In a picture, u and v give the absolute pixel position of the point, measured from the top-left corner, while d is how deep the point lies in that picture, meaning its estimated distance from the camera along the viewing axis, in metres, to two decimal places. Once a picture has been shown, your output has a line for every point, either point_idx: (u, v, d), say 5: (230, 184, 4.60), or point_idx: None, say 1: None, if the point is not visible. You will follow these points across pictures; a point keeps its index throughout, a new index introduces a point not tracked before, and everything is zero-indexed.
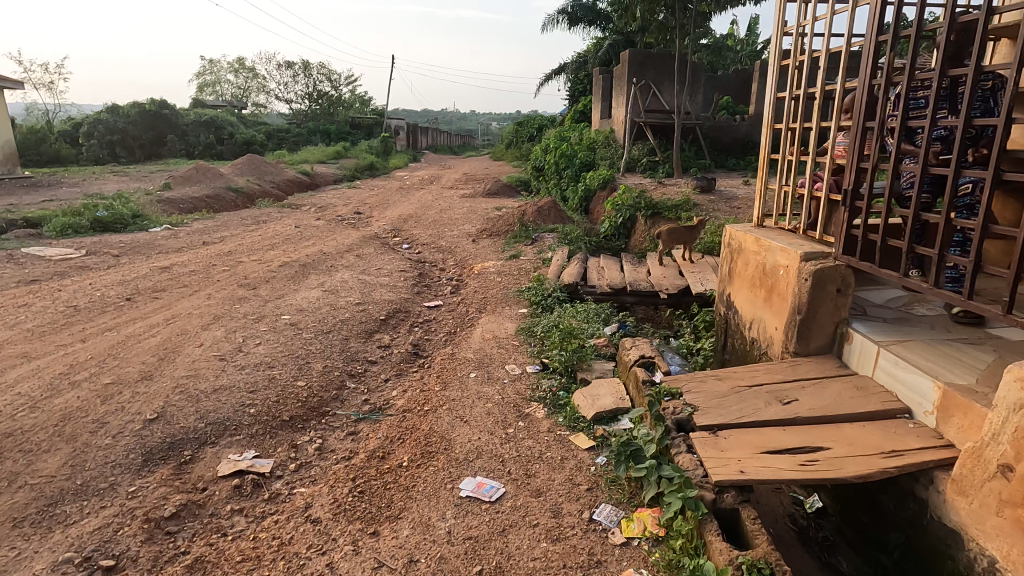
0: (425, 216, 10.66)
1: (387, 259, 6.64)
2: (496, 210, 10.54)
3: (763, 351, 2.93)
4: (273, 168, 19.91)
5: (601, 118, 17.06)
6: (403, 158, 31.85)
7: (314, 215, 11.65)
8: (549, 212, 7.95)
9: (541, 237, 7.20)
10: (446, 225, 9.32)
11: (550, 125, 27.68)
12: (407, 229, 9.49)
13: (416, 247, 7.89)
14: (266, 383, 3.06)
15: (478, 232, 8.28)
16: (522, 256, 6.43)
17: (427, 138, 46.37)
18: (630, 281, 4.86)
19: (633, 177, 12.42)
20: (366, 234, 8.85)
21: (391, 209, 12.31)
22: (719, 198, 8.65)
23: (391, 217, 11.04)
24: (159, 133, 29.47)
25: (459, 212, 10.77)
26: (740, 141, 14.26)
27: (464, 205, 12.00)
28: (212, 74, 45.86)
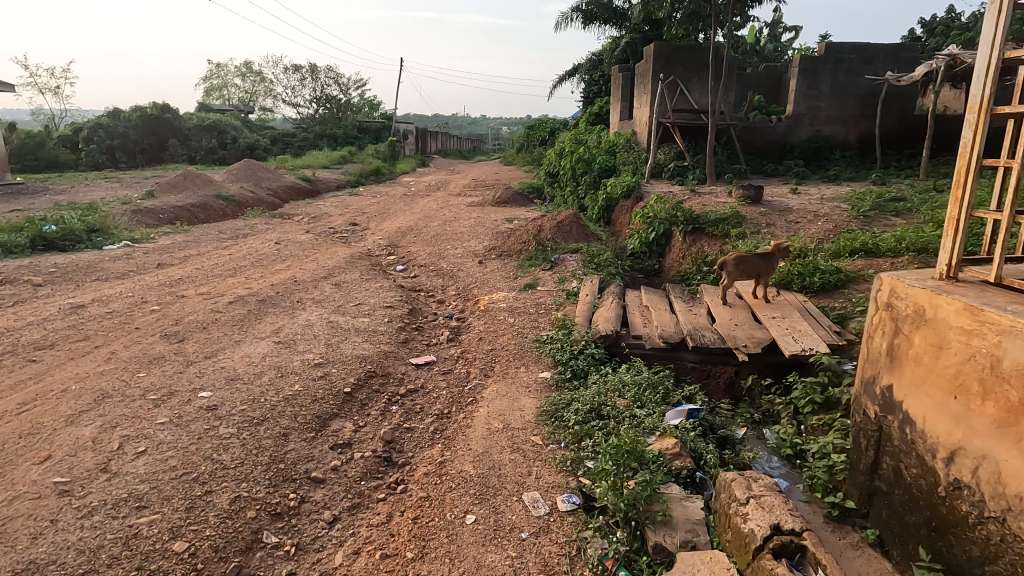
0: (426, 229, 9.44)
1: (374, 287, 5.43)
2: (506, 223, 9.32)
3: (985, 511, 1.66)
4: (271, 174, 18.81)
5: (621, 119, 15.80)
6: (410, 163, 30.78)
7: (304, 227, 10.47)
8: (570, 228, 6.67)
9: (562, 258, 5.95)
10: (449, 241, 8.09)
11: (563, 129, 26.46)
12: (405, 245, 8.27)
13: (412, 269, 6.67)
14: (116, 555, 1.80)
15: (485, 250, 7.06)
16: (540, 285, 5.17)
17: (436, 141, 45.32)
18: (690, 333, 3.59)
19: (659, 184, 11.16)
20: (356, 252, 7.66)
21: (392, 220, 11.14)
22: (770, 210, 7.34)
23: (390, 229, 9.85)
24: (161, 138, 28.61)
25: (466, 224, 9.55)
26: (777, 144, 12.96)
27: (470, 216, 10.78)
28: (218, 78, 45.14)
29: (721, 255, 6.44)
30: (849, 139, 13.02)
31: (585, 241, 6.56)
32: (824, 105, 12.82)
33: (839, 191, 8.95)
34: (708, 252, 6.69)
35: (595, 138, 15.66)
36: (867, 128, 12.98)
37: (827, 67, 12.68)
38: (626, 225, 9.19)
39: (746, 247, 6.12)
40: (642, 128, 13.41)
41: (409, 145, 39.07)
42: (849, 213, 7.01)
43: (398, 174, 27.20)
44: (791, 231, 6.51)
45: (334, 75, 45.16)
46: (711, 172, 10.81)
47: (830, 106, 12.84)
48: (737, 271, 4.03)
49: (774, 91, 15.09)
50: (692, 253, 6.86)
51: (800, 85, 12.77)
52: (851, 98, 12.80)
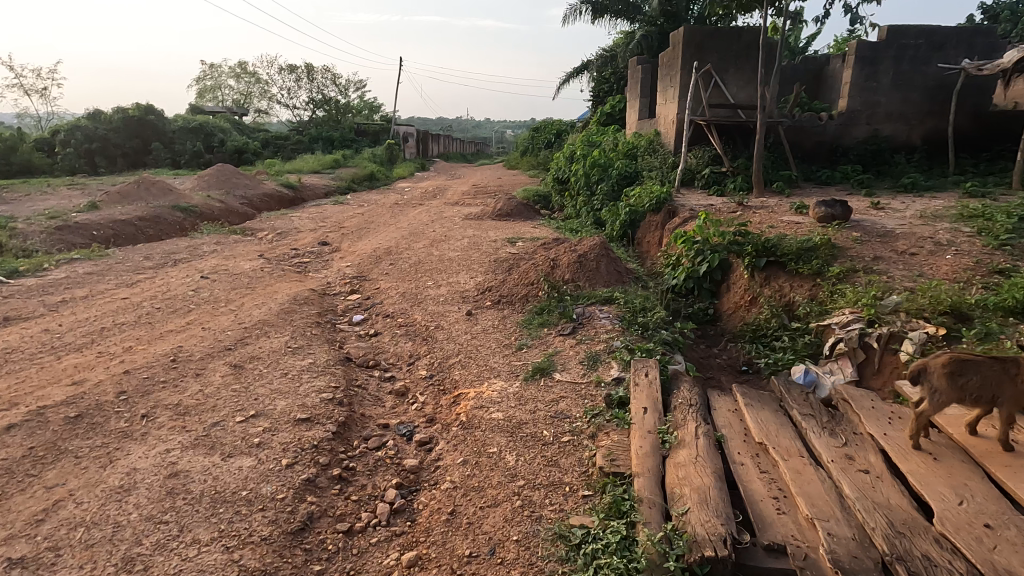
0: (406, 253, 7.53)
1: (298, 366, 3.50)
2: (509, 246, 7.40)
3: None
4: (248, 181, 16.93)
5: (641, 118, 13.95)
6: (408, 167, 28.94)
7: (261, 249, 8.56)
8: (596, 263, 4.70)
9: (592, 315, 4.03)
10: (432, 274, 6.18)
11: (571, 131, 24.73)
12: (376, 279, 6.35)
13: (376, 320, 4.80)
14: None
15: (477, 291, 5.13)
16: (559, 368, 3.28)
17: (437, 145, 43.51)
18: (899, 558, 1.67)
19: (693, 194, 9.24)
20: (307, 289, 5.76)
21: (370, 238, 9.23)
22: (867, 234, 5.39)
23: (363, 253, 7.94)
24: (144, 141, 26.77)
25: (457, 247, 7.61)
26: (828, 146, 11.11)
27: (464, 234, 8.86)
28: (212, 79, 43.56)
29: (813, 303, 4.50)
30: (913, 141, 11.09)
31: (619, 283, 4.62)
32: (884, 100, 10.91)
33: (934, 205, 7.01)
34: (792, 298, 4.74)
35: (609, 141, 13.74)
36: (934, 127, 11.03)
37: (889, 56, 10.78)
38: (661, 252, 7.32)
39: (858, 295, 4.16)
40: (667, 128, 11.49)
41: (409, 149, 37.23)
42: (982, 240, 5.08)
43: (394, 180, 25.32)
44: (913, 270, 4.57)
45: (331, 76, 43.48)
46: (758, 179, 8.88)
47: (891, 102, 10.92)
48: (953, 396, 2.08)
49: (823, 88, 13.18)
50: (766, 296, 4.95)
51: (855, 77, 10.87)
52: (916, 92, 10.88)
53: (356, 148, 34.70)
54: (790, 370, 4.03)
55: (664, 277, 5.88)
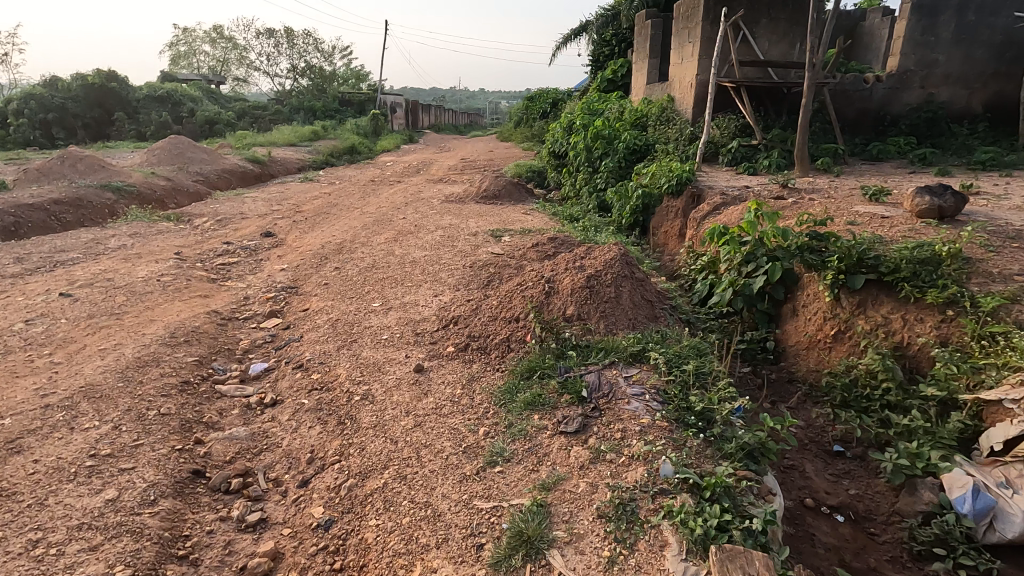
0: (361, 252, 5.87)
1: (72, 513, 1.95)
2: (493, 243, 5.75)
3: None
4: (206, 155, 15.07)
5: (650, 82, 12.14)
6: (394, 139, 26.90)
7: (184, 243, 6.87)
8: (613, 291, 3.04)
9: (614, 390, 2.42)
10: (383, 287, 4.54)
11: (567, 100, 22.85)
12: (310, 293, 4.71)
13: (283, 374, 3.22)
14: None
15: (437, 325, 3.51)
16: (561, 535, 1.74)
17: (428, 116, 41.30)
18: None
19: (720, 174, 7.60)
20: (203, 313, 4.12)
21: (327, 228, 7.54)
22: (995, 237, 3.76)
23: (310, 250, 6.28)
24: (107, 111, 24.60)
25: (427, 245, 5.94)
26: (873, 113, 9.42)
27: (439, 223, 7.19)
28: (186, 44, 40.92)
29: (953, 354, 2.92)
30: (973, 108, 9.37)
31: (649, 322, 2.99)
32: (943, 58, 9.14)
33: None
34: (910, 340, 3.17)
35: (614, 108, 11.93)
36: (999, 91, 9.30)
37: (951, 4, 8.98)
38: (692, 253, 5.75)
39: None
40: (684, 93, 9.73)
41: (397, 120, 34.95)
42: None
43: (378, 153, 23.38)
44: None
45: (313, 41, 40.92)
46: (801, 154, 7.21)
47: (950, 60, 9.17)
48: None
49: (860, 47, 11.38)
50: (863, 332, 3.37)
51: (909, 31, 9.10)
52: (980, 49, 9.13)
53: (340, 118, 32.51)
54: (941, 480, 2.48)
55: (702, 293, 4.30)
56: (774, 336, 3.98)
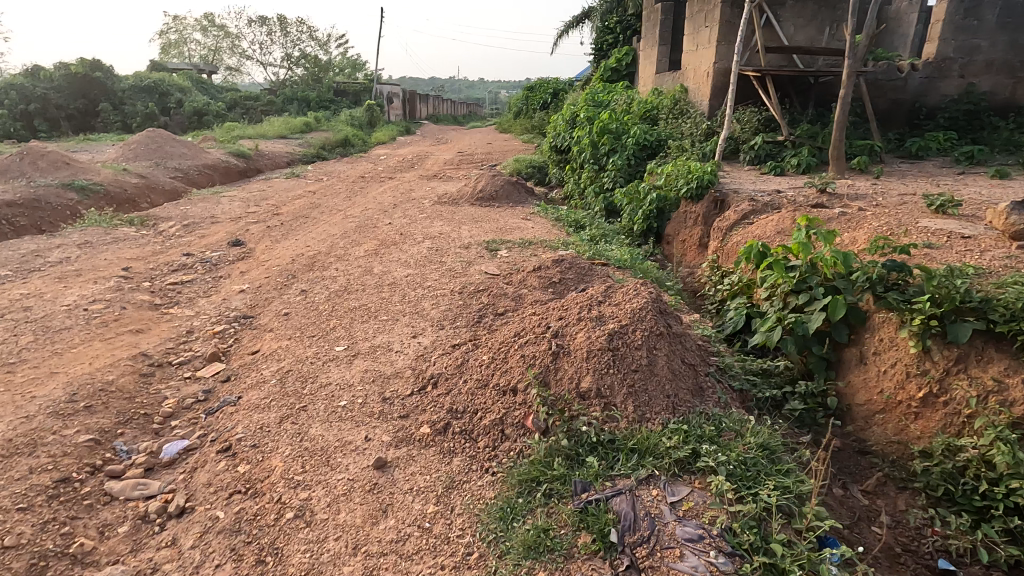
0: (334, 270, 5.07)
1: None
2: (487, 260, 4.94)
3: None
4: (185, 148, 14.24)
5: (658, 70, 11.28)
6: (389, 131, 25.95)
7: (138, 255, 6.06)
8: (644, 357, 2.24)
9: (656, 534, 1.64)
10: (352, 321, 3.74)
11: (569, 90, 21.98)
12: (265, 326, 3.91)
13: (204, 459, 2.43)
14: None
15: (411, 387, 2.72)
16: None
17: (426, 107, 40.38)
18: None
19: (744, 174, 6.77)
20: (126, 360, 3.32)
21: (302, 235, 6.72)
22: None
23: (278, 265, 5.47)
24: (92, 102, 23.55)
25: (411, 261, 5.13)
26: (906, 105, 8.59)
27: (428, 231, 6.37)
28: (177, 32, 39.77)
29: None
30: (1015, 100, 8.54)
31: (694, 401, 2.19)
32: (986, 44, 8.26)
33: None
34: None
35: (621, 100, 11.08)
36: None
37: None
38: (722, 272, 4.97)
39: None
40: (699, 83, 8.88)
41: (394, 111, 33.95)
42: None
43: (372, 146, 22.44)
44: None
45: (307, 30, 39.84)
46: (834, 153, 6.38)
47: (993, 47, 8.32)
48: None
49: (887, 33, 10.50)
50: (971, 400, 2.59)
51: (949, 14, 8.23)
52: None
53: (333, 109, 31.49)
54: None
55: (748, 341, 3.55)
56: (835, 390, 3.20)
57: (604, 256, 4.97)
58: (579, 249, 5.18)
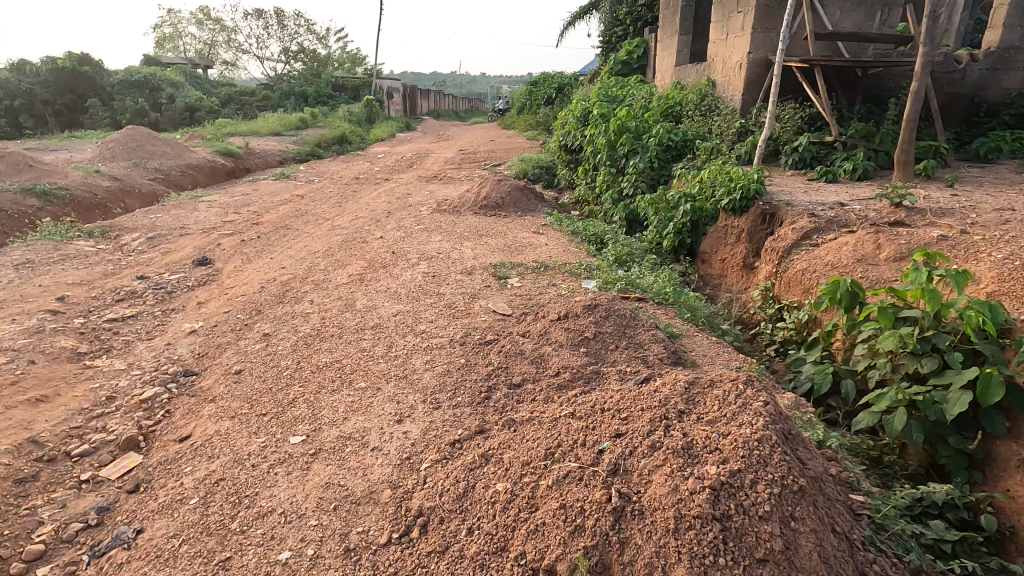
0: (309, 303, 4.17)
1: None
2: (495, 293, 4.03)
3: None
4: (168, 147, 13.35)
5: (678, 63, 10.34)
6: (389, 127, 24.98)
7: (84, 279, 5.15)
8: (778, 537, 1.64)
9: None
10: (320, 387, 2.83)
11: (576, 84, 21.09)
12: (207, 391, 3.01)
13: None
14: None
15: (388, 530, 1.83)
16: None
17: (427, 102, 39.46)
18: None
19: (792, 181, 5.85)
20: (1, 455, 2.43)
21: (279, 252, 5.82)
22: None
23: (244, 293, 4.57)
24: (80, 98, 22.52)
25: (402, 291, 4.23)
26: (964, 100, 7.62)
27: (425, 250, 5.46)
28: (172, 26, 38.78)
29: None
30: None
31: None
32: None
33: None
34: None
35: (638, 95, 10.15)
36: None
37: None
38: (789, 308, 4.07)
39: None
40: (730, 76, 7.95)
41: (394, 106, 32.98)
42: None
43: (370, 143, 21.50)
44: None
45: (306, 23, 38.87)
46: (901, 158, 5.44)
47: None
48: None
49: None
50: None
51: None
52: None
53: (332, 105, 30.53)
54: None
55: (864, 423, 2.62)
56: (988, 503, 2.29)
57: (639, 287, 4.06)
58: (606, 275, 4.26)
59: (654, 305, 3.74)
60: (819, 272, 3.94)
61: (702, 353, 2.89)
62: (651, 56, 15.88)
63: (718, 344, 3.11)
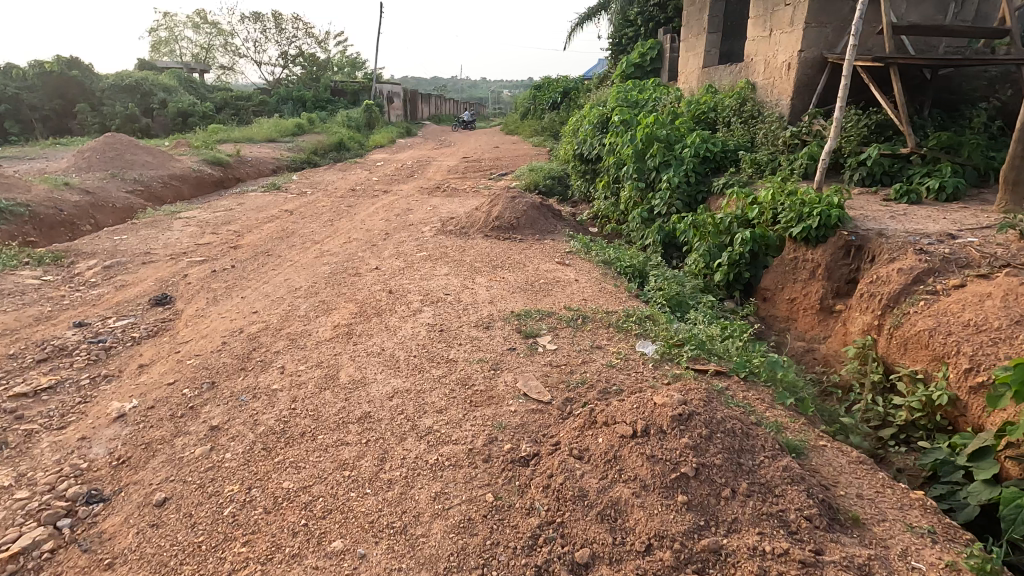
0: (280, 373, 3.20)
1: None
2: (522, 361, 3.07)
3: None
4: (150, 155, 12.40)
5: (705, 64, 9.40)
6: (388, 133, 24.06)
7: (8, 328, 4.17)
8: None
9: None
10: (271, 550, 1.85)
11: (583, 89, 20.23)
12: (111, 543, 2.03)
13: None
14: None
15: None
16: None
17: (429, 107, 38.67)
18: None
19: (868, 204, 4.88)
20: None
21: (255, 289, 4.85)
22: None
23: (200, 353, 3.60)
24: (70, 103, 21.48)
25: (400, 355, 3.26)
26: None
27: (429, 287, 4.50)
28: (167, 29, 37.88)
29: None
30: None
31: None
32: None
33: None
34: None
35: (662, 100, 9.22)
36: None
37: None
38: (916, 384, 3.09)
39: None
40: (774, 78, 7.02)
41: (395, 111, 32.12)
42: None
43: (370, 150, 20.60)
44: None
45: (305, 27, 38.09)
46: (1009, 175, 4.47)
47: None
48: None
49: None
50: None
51: None
52: None
53: (331, 110, 29.65)
54: None
55: None
56: None
57: (714, 351, 3.10)
58: (665, 332, 3.30)
59: (742, 384, 2.77)
60: (957, 335, 2.97)
61: (853, 491, 1.95)
62: (665, 58, 15.00)
63: (861, 463, 2.14)
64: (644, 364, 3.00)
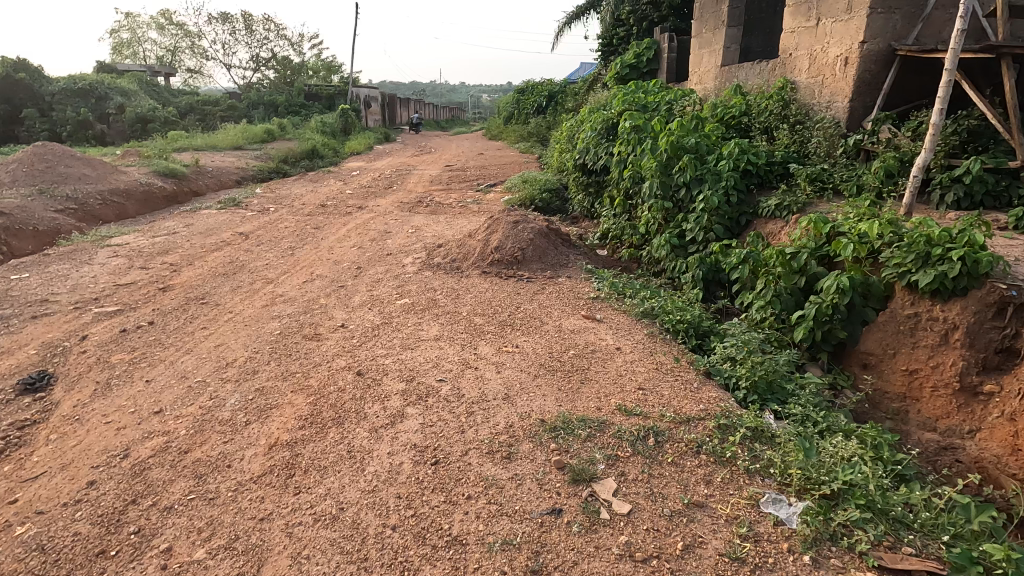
0: (160, 566, 1.86)
1: None
2: (579, 549, 1.78)
3: None
4: (89, 168, 10.85)
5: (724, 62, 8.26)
6: (365, 139, 22.62)
7: None
8: None
9: None
10: None
11: (572, 92, 19.08)
12: None
13: None
14: None
15: None
16: None
17: (407, 111, 37.26)
18: None
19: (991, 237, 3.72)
20: None
21: (169, 364, 3.48)
22: None
23: (47, 507, 2.24)
24: (15, 108, 19.53)
25: (369, 525, 1.96)
26: None
27: (412, 365, 3.18)
28: (129, 30, 35.81)
29: None
30: None
31: None
32: None
33: None
34: None
35: (678, 103, 8.05)
36: None
37: None
38: None
39: None
40: (824, 76, 5.88)
41: (373, 116, 30.66)
42: None
43: (345, 157, 19.17)
44: None
45: (276, 29, 36.36)
46: None
47: None
48: None
49: None
50: None
51: None
52: None
53: (305, 115, 28.08)
54: None
55: None
56: None
57: (895, 517, 1.86)
58: (799, 475, 2.05)
59: None
60: None
61: None
62: (662, 59, 13.90)
63: None
64: (791, 555, 1.75)
